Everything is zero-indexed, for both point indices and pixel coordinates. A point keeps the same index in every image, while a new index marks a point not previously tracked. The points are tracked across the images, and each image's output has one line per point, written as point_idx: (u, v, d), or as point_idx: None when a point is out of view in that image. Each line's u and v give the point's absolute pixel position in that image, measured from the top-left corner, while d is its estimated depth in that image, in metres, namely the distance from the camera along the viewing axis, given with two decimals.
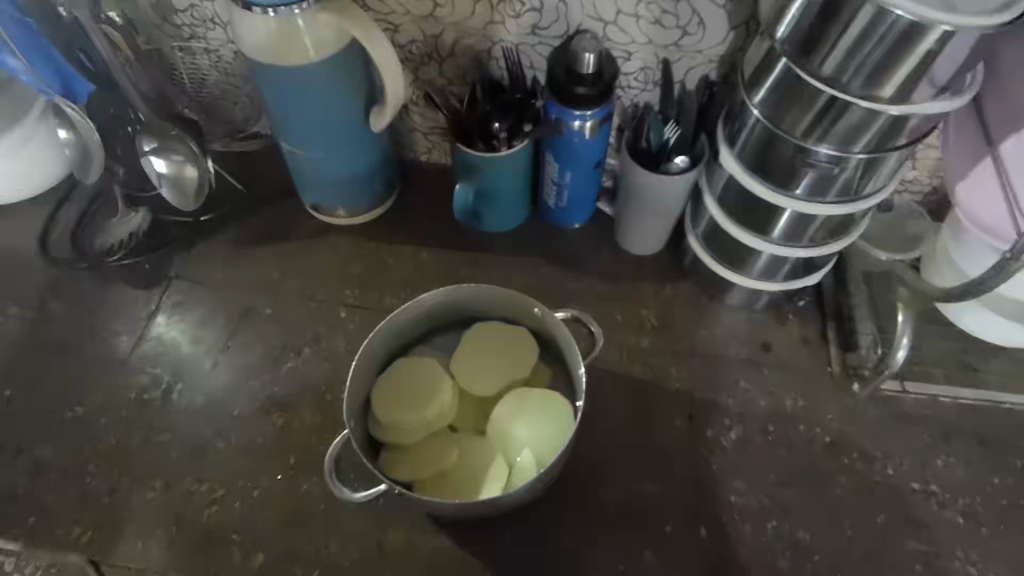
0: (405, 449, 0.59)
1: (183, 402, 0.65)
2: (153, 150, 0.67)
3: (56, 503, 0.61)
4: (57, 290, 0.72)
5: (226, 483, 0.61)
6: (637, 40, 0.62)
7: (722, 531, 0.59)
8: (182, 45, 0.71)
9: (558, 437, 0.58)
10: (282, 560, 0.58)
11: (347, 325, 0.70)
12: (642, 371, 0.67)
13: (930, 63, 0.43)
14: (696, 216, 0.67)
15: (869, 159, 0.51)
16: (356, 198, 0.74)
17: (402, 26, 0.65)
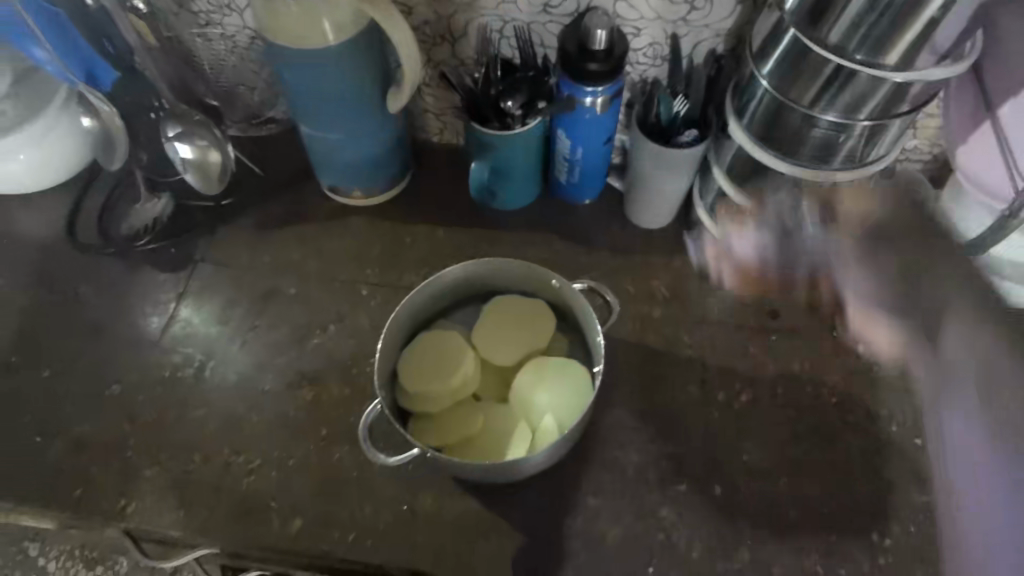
0: (432, 417, 0.62)
1: (215, 378, 0.68)
2: (178, 136, 0.69)
3: (100, 476, 0.64)
4: (86, 275, 0.75)
5: (262, 454, 0.64)
6: (646, 16, 0.64)
7: (736, 488, 0.62)
8: (200, 32, 0.72)
9: (580, 401, 0.60)
10: (319, 524, 0.61)
11: (369, 303, 0.72)
12: (654, 340, 0.69)
13: (932, 30, 0.45)
14: (704, 188, 0.70)
15: (873, 126, 0.53)
16: (371, 180, 0.76)
17: (415, 8, 0.67)
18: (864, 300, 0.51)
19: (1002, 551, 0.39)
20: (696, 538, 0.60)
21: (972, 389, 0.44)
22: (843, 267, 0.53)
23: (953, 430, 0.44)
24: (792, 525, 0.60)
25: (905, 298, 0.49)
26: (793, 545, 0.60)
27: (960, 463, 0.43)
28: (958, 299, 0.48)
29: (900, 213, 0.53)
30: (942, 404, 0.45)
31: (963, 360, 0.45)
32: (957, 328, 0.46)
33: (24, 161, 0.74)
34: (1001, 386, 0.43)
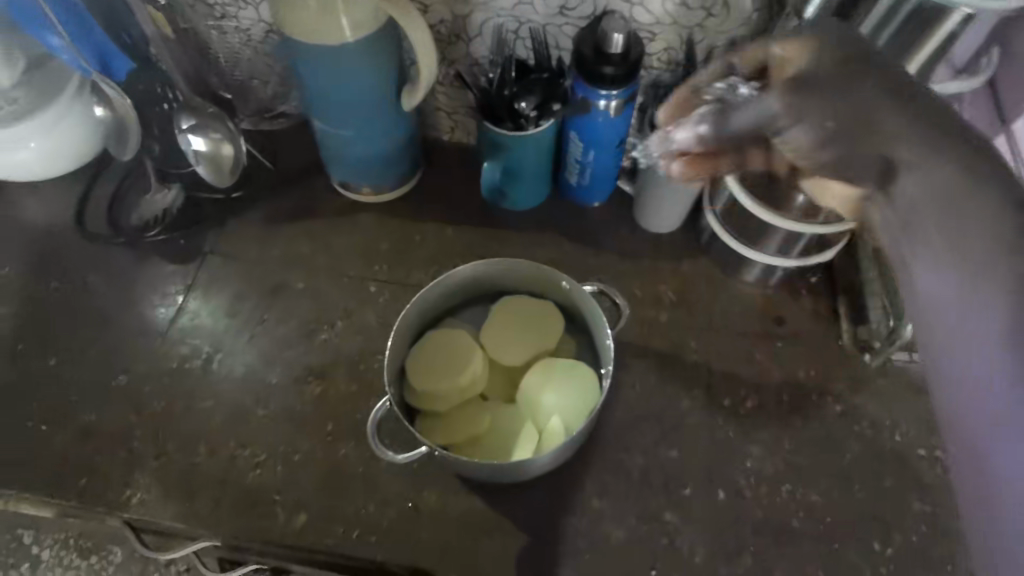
0: (439, 415, 0.62)
1: (223, 370, 0.68)
2: (192, 128, 0.70)
3: (106, 466, 0.64)
4: (96, 265, 0.75)
5: (268, 447, 0.64)
6: (662, 21, 0.64)
7: (740, 494, 0.62)
8: (215, 24, 0.73)
9: (587, 403, 0.61)
10: (323, 519, 0.61)
11: (377, 300, 0.72)
12: (661, 344, 0.70)
13: (952, 43, 0.45)
14: (713, 194, 0.70)
15: None
16: (382, 178, 0.76)
17: (432, 6, 0.67)
18: (813, 142, 0.35)
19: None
20: (699, 542, 0.60)
21: (974, 235, 0.29)
22: (785, 122, 0.36)
23: (940, 303, 0.30)
24: (795, 531, 0.61)
25: (915, 126, 0.32)
26: (795, 552, 0.60)
27: (973, 368, 0.29)
28: (897, 120, 0.32)
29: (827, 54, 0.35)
30: (916, 270, 0.31)
31: (957, 200, 0.30)
32: (916, 147, 0.31)
33: (34, 149, 0.75)
34: (963, 246, 0.30)
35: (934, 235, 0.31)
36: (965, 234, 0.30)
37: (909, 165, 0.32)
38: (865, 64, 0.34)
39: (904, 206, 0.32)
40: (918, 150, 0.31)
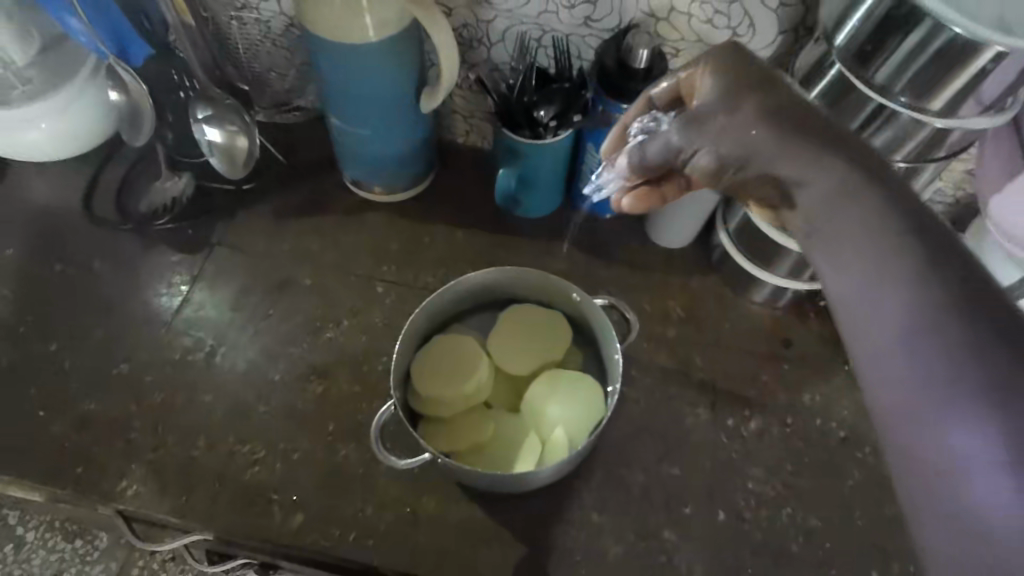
0: (443, 421, 0.61)
1: (225, 364, 0.68)
2: (207, 119, 0.70)
3: (103, 455, 0.63)
4: (101, 250, 0.74)
5: (268, 444, 0.64)
6: (687, 38, 0.64)
7: (740, 515, 0.62)
8: (236, 14, 0.72)
9: (591, 415, 0.60)
10: (320, 520, 0.61)
11: (384, 300, 0.72)
12: (667, 360, 0.69)
13: (981, 80, 0.45)
14: (727, 214, 0.70)
15: (909, 168, 0.54)
16: (395, 178, 0.75)
17: (456, 9, 0.67)
18: (712, 168, 0.42)
19: (987, 494, 0.24)
20: (698, 561, 0.60)
21: (871, 238, 0.31)
22: (690, 152, 0.43)
23: (851, 309, 0.31)
24: (793, 555, 0.60)
25: (783, 139, 0.36)
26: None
27: (881, 371, 0.29)
28: (770, 140, 0.37)
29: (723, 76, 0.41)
30: (829, 280, 0.33)
31: (844, 210, 0.33)
32: (794, 164, 0.36)
33: (45, 129, 0.73)
34: (864, 249, 0.31)
35: (839, 246, 0.33)
36: (858, 235, 0.32)
37: (788, 181, 0.36)
38: (753, 89, 0.39)
39: (808, 222, 0.35)
40: (797, 164, 0.35)
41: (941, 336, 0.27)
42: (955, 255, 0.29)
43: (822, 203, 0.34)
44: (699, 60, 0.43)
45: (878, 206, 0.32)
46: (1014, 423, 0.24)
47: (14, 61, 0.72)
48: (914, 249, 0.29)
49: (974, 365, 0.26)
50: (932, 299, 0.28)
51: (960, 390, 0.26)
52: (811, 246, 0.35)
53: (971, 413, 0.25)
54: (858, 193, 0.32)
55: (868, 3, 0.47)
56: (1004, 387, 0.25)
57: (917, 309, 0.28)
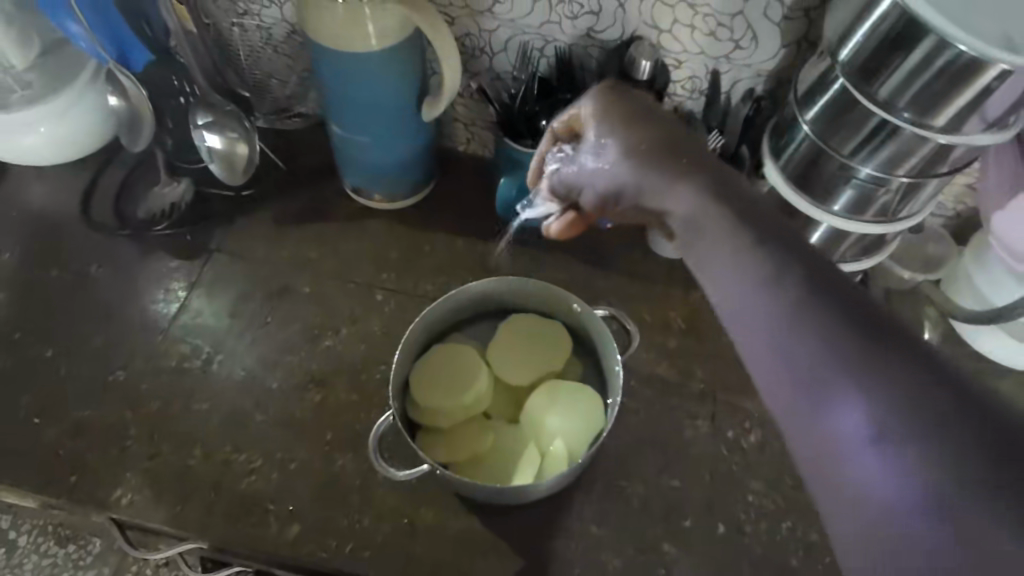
0: (441, 432, 0.61)
1: (223, 371, 0.67)
2: (207, 125, 0.70)
3: (97, 462, 0.62)
4: (99, 255, 0.74)
5: (265, 454, 0.63)
6: (689, 50, 0.63)
7: (740, 527, 0.62)
8: (237, 21, 0.73)
9: (591, 426, 0.60)
10: (316, 530, 0.60)
11: (383, 308, 0.71)
12: (667, 371, 0.69)
13: (985, 98, 0.45)
14: None
15: (911, 184, 0.54)
16: (395, 186, 0.75)
17: (458, 18, 0.67)
18: (595, 204, 0.44)
19: (866, 467, 0.28)
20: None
21: (734, 242, 0.34)
22: (592, 167, 0.43)
23: (735, 315, 0.33)
24: (793, 570, 0.60)
25: (656, 166, 0.38)
26: None
27: (762, 367, 0.32)
28: (641, 164, 0.39)
29: (614, 109, 0.43)
30: (707, 290, 0.35)
31: (710, 225, 0.35)
32: (667, 195, 0.37)
33: (44, 134, 0.74)
34: (734, 246, 0.34)
35: (707, 250, 0.35)
36: (717, 247, 0.34)
37: (657, 203, 0.38)
38: (639, 117, 0.42)
39: (682, 233, 0.37)
40: (667, 176, 0.38)
41: (803, 325, 0.30)
42: (803, 252, 0.32)
43: (689, 220, 0.36)
44: (586, 96, 0.45)
45: (731, 220, 0.34)
46: (880, 400, 0.28)
47: (14, 66, 0.71)
48: (762, 248, 0.33)
49: (835, 353, 0.29)
50: (790, 300, 0.31)
51: (826, 377, 0.29)
52: (694, 248, 0.36)
53: (845, 400, 0.29)
54: (721, 202, 0.35)
55: (873, 18, 0.46)
56: (864, 371, 0.29)
57: (782, 302, 0.31)
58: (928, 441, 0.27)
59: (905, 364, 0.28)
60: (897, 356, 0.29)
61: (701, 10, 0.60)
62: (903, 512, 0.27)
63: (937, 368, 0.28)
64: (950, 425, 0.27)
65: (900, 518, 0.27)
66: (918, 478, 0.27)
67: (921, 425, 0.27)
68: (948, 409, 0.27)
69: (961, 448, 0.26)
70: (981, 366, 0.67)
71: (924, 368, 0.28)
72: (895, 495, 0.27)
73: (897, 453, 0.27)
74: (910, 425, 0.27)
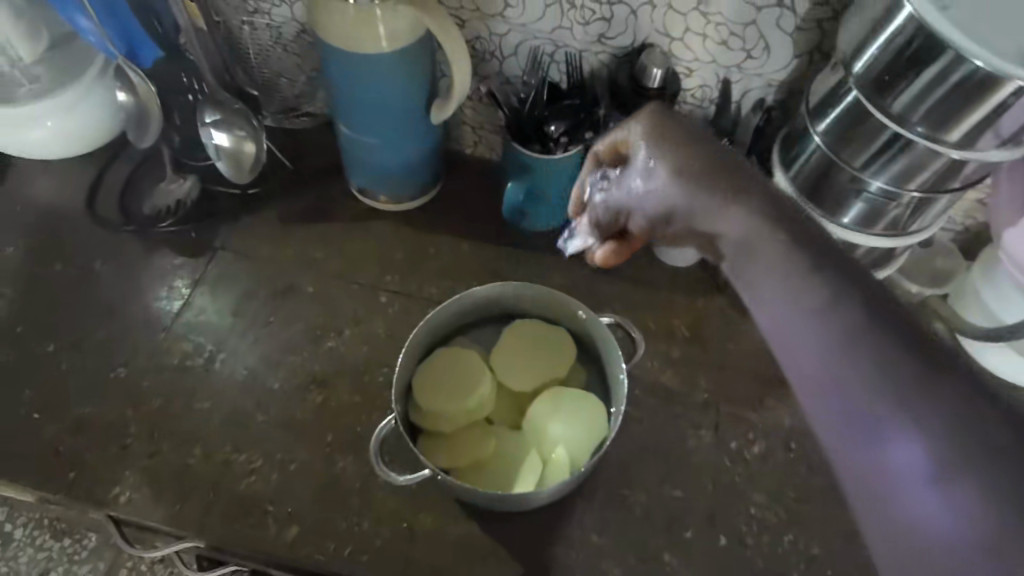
0: (443, 436, 0.60)
1: (225, 370, 0.67)
2: (215, 123, 0.70)
3: (96, 459, 0.62)
4: (103, 251, 0.73)
5: (265, 454, 0.63)
6: (701, 59, 0.63)
7: (741, 539, 0.61)
8: (247, 19, 0.73)
9: (593, 434, 0.60)
10: (315, 533, 0.60)
11: (386, 310, 0.71)
12: (671, 380, 0.69)
13: (1001, 113, 0.44)
14: None
15: (922, 198, 0.54)
16: (402, 188, 0.75)
17: (469, 22, 0.66)
18: (644, 229, 0.44)
19: (920, 498, 0.28)
20: None
21: (785, 265, 0.34)
22: (639, 192, 0.42)
23: (786, 338, 0.33)
24: None
25: (709, 188, 0.38)
26: None
27: (812, 392, 0.31)
28: (693, 187, 0.38)
29: (662, 131, 0.42)
30: (757, 313, 0.35)
31: (763, 248, 0.35)
32: (717, 217, 0.37)
33: (51, 128, 0.74)
34: (785, 271, 0.34)
35: (758, 273, 0.35)
36: (768, 270, 0.34)
37: (710, 226, 0.38)
38: (687, 139, 0.41)
39: (733, 258, 0.37)
40: (721, 199, 0.37)
41: (858, 353, 0.30)
42: (858, 277, 0.32)
43: (742, 243, 0.36)
44: (633, 118, 0.44)
45: (783, 244, 0.34)
46: (938, 432, 0.28)
47: (22, 58, 0.71)
48: (816, 274, 0.33)
49: (891, 383, 0.29)
50: (847, 327, 0.31)
51: (881, 407, 0.29)
52: (744, 270, 0.36)
53: (901, 430, 0.28)
54: (775, 226, 0.35)
55: (889, 32, 0.46)
56: (922, 402, 0.28)
57: (838, 329, 0.31)
58: (986, 475, 0.27)
59: (964, 395, 0.28)
60: (956, 386, 0.28)
61: (713, 19, 0.60)
62: (960, 546, 0.27)
63: (995, 399, 0.28)
64: (1010, 460, 0.26)
65: (956, 551, 0.27)
66: (976, 511, 0.26)
67: (980, 459, 0.27)
68: (1008, 443, 0.27)
69: (1023, 483, 0.26)
70: None
71: (983, 400, 0.28)
72: (951, 528, 0.27)
73: (955, 486, 0.27)
74: (968, 458, 0.27)
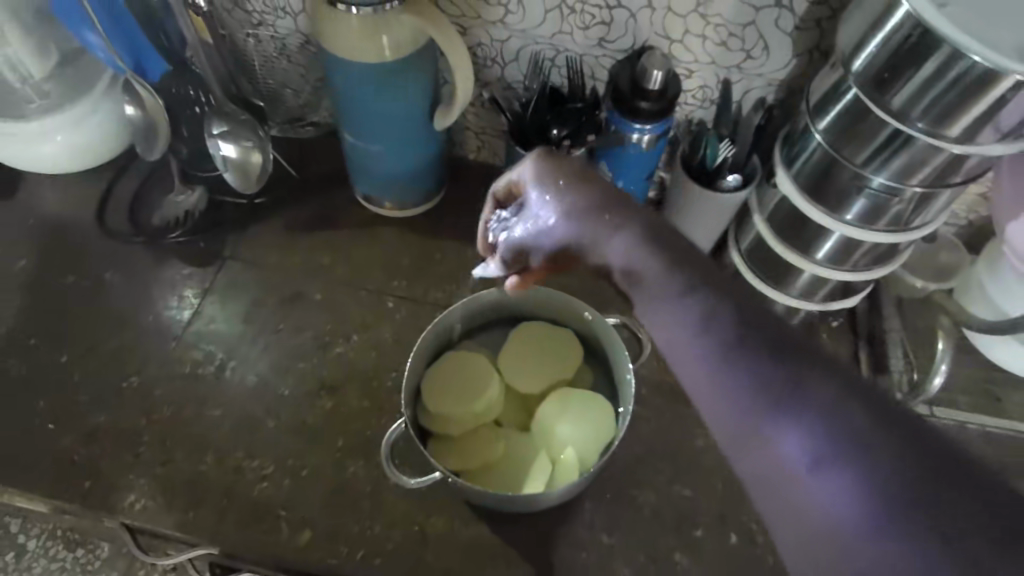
0: (452, 439, 0.61)
1: (235, 377, 0.68)
2: (222, 134, 0.71)
3: (110, 468, 0.63)
4: (114, 262, 0.74)
5: (276, 460, 0.64)
6: (701, 60, 0.64)
7: (751, 536, 0.61)
8: (252, 32, 0.74)
9: (601, 435, 0.60)
10: (328, 538, 0.60)
11: (394, 315, 0.72)
12: (678, 379, 0.69)
13: (999, 109, 0.45)
14: (739, 234, 0.68)
15: (924, 193, 0.54)
16: (405, 195, 0.75)
17: (471, 29, 0.67)
18: (544, 260, 0.46)
19: (810, 489, 0.29)
20: None
21: (669, 281, 0.36)
22: (534, 226, 0.45)
23: (678, 351, 0.34)
24: None
25: (598, 222, 0.40)
26: None
27: (702, 398, 0.33)
28: (583, 221, 0.41)
29: (557, 171, 0.44)
30: (654, 331, 0.36)
31: (646, 274, 0.37)
32: (605, 247, 0.40)
33: (61, 142, 0.75)
34: (671, 290, 0.36)
35: (654, 291, 0.36)
36: (662, 287, 0.36)
37: (597, 256, 0.40)
38: (584, 178, 0.42)
39: (626, 281, 0.38)
40: (604, 231, 0.40)
41: (739, 359, 0.32)
42: (730, 292, 0.35)
43: (627, 270, 0.38)
44: (526, 160, 0.45)
45: (664, 266, 0.37)
46: (814, 427, 0.29)
47: (32, 75, 0.72)
48: (698, 291, 0.35)
49: (768, 384, 0.31)
50: (727, 337, 0.33)
51: (763, 405, 0.31)
52: (635, 294, 0.38)
53: (784, 426, 0.30)
54: (654, 251, 0.37)
55: (886, 30, 0.47)
56: (796, 399, 0.30)
57: (721, 340, 0.33)
58: (863, 461, 0.28)
59: (835, 392, 0.30)
60: (822, 381, 0.31)
61: (713, 20, 0.60)
62: (845, 531, 0.28)
63: (858, 388, 0.30)
64: (877, 440, 0.28)
65: (845, 536, 0.28)
66: (857, 493, 0.28)
67: (850, 442, 0.29)
68: (873, 428, 0.29)
69: (892, 463, 0.28)
70: (993, 375, 0.67)
71: (849, 392, 0.30)
72: (838, 514, 0.28)
73: (836, 474, 0.28)
74: (841, 444, 0.29)
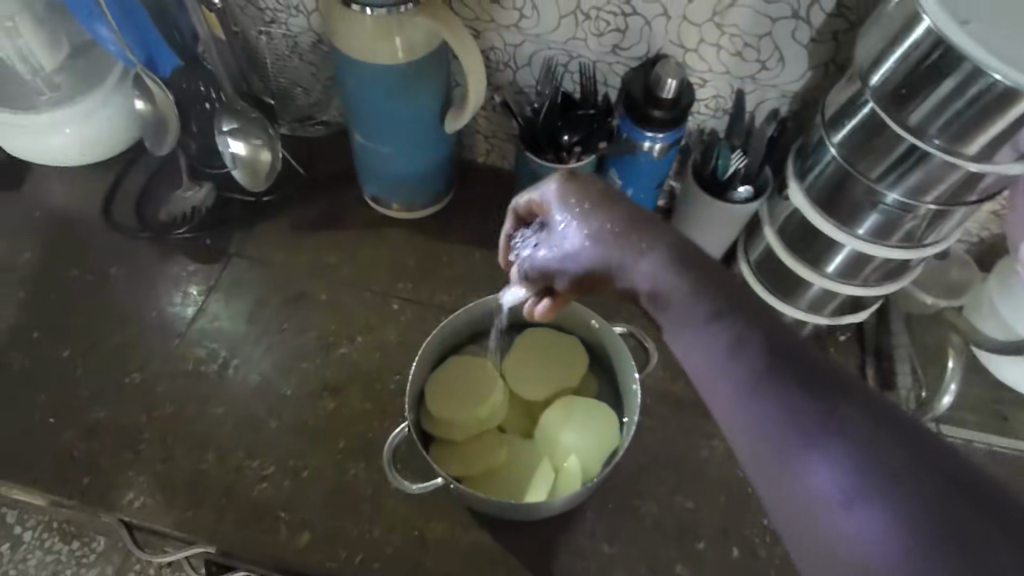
0: (455, 444, 0.60)
1: (238, 376, 0.67)
2: (232, 132, 0.70)
3: (110, 464, 0.62)
4: (119, 257, 0.74)
5: (277, 461, 0.63)
6: (715, 69, 0.63)
7: (753, 550, 0.61)
8: (265, 29, 0.74)
9: (605, 444, 0.59)
10: (328, 540, 0.60)
11: (399, 317, 0.71)
12: (683, 389, 0.69)
13: (1019, 128, 0.44)
14: (749, 245, 0.68)
15: (938, 210, 0.53)
16: (414, 197, 0.75)
17: (485, 32, 0.67)
18: (570, 285, 0.43)
19: (839, 522, 0.28)
20: None
21: (696, 304, 0.35)
22: (558, 249, 0.43)
23: (704, 376, 0.34)
24: None
25: (625, 245, 0.39)
26: None
27: (729, 424, 0.32)
28: (610, 244, 0.39)
29: (583, 190, 0.42)
30: (681, 355, 0.35)
31: (674, 297, 0.36)
32: (632, 271, 0.38)
33: (69, 135, 0.75)
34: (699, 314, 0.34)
35: (681, 313, 0.35)
36: (686, 311, 0.35)
37: (623, 279, 0.39)
38: (612, 199, 0.41)
39: (652, 304, 0.37)
40: (630, 255, 0.38)
41: (765, 386, 0.31)
42: (758, 316, 0.33)
43: (654, 294, 0.37)
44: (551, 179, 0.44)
45: (690, 289, 0.35)
46: (843, 458, 0.28)
47: (43, 67, 0.72)
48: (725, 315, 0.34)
49: (796, 413, 0.30)
50: (754, 363, 0.32)
51: (790, 434, 0.30)
52: (660, 318, 0.37)
53: (812, 457, 0.29)
54: (681, 274, 0.36)
55: (906, 45, 0.46)
56: (824, 428, 0.29)
57: (750, 367, 0.32)
58: (893, 496, 0.27)
59: (866, 422, 0.29)
60: (852, 409, 0.29)
61: (728, 30, 0.60)
62: (875, 568, 0.27)
63: (890, 417, 0.29)
64: (908, 474, 0.27)
65: (874, 574, 0.27)
66: (887, 530, 0.27)
67: (881, 476, 0.27)
68: (905, 461, 0.27)
69: (924, 499, 0.27)
70: (1001, 394, 0.66)
71: (880, 421, 0.29)
72: (867, 550, 0.27)
73: (866, 508, 0.27)
74: (871, 477, 0.28)
